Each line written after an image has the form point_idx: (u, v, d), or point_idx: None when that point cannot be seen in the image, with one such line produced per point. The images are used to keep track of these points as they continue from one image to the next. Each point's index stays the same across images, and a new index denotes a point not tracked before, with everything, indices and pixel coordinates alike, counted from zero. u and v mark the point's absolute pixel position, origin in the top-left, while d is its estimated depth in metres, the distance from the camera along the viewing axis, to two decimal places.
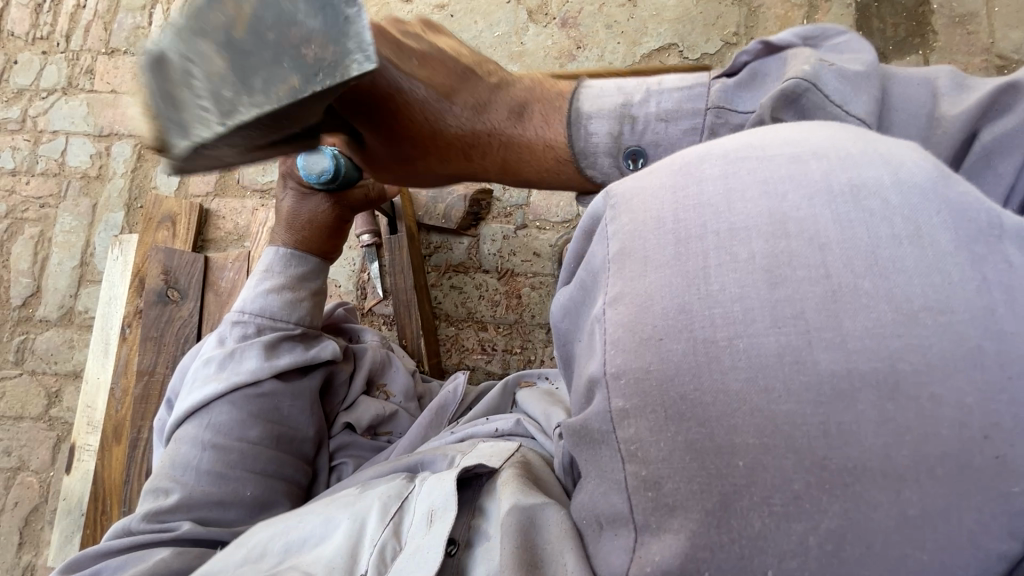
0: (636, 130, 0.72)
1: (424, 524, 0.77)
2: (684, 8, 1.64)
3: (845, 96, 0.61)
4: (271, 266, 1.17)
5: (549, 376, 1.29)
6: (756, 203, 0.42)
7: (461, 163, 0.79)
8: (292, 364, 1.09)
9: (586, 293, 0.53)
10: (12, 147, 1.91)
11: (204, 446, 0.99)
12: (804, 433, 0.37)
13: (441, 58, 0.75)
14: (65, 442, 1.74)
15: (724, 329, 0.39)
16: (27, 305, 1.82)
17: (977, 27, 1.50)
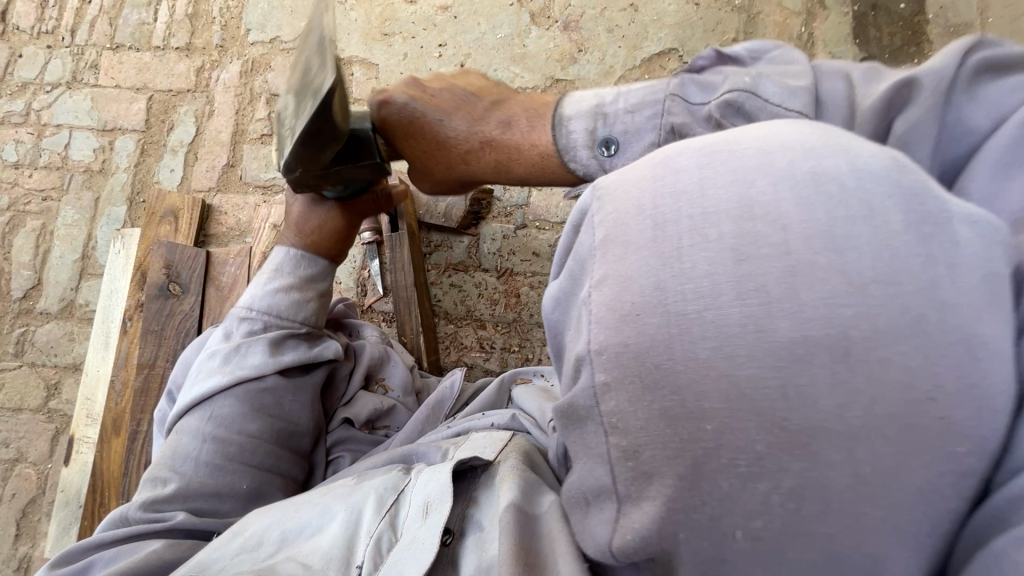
0: (606, 124, 0.77)
1: (421, 515, 0.79)
2: (684, 13, 1.66)
3: (786, 95, 0.66)
4: (281, 266, 1.16)
5: (545, 374, 1.31)
6: (725, 188, 0.42)
7: (462, 168, 0.90)
8: (295, 360, 1.10)
9: (574, 282, 0.53)
10: (16, 141, 1.92)
11: (204, 438, 1.00)
12: (763, 396, 0.39)
13: (451, 88, 0.92)
14: (63, 434, 1.75)
15: (694, 302, 0.41)
16: (27, 297, 1.83)
17: (972, 37, 1.53)
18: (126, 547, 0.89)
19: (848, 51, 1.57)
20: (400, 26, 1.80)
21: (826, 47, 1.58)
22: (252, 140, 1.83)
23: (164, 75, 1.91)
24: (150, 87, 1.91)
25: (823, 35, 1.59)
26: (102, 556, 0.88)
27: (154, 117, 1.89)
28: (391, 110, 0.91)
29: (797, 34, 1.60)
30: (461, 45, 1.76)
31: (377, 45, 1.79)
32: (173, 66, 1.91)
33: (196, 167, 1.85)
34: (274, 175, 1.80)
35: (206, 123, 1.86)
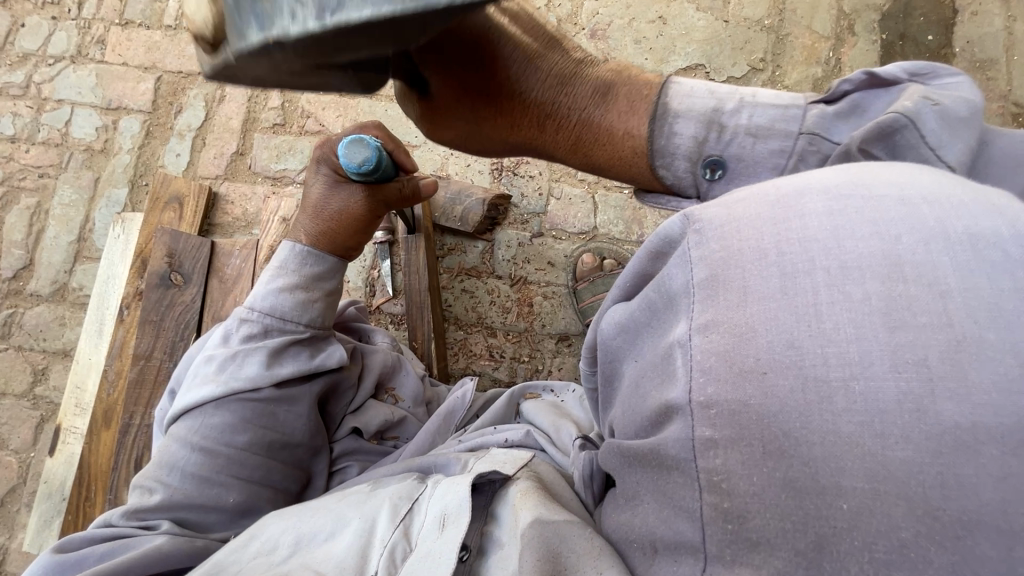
0: (721, 141, 0.72)
1: (436, 528, 0.74)
2: (713, 30, 1.65)
3: (942, 139, 0.61)
4: (286, 263, 1.09)
5: (556, 389, 1.28)
6: (868, 242, 0.43)
7: (532, 133, 0.82)
8: (294, 372, 1.03)
9: (654, 315, 0.56)
10: (14, 113, 1.84)
11: (192, 447, 0.95)
12: (918, 482, 0.36)
13: (531, 24, 0.79)
14: (48, 422, 1.68)
15: (839, 370, 0.39)
16: (19, 277, 1.76)
17: (996, 74, 1.54)
18: (119, 544, 0.86)
19: None
20: None
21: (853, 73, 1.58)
22: (263, 129, 1.78)
23: (174, 56, 1.85)
24: (159, 67, 1.84)
25: (850, 62, 1.59)
26: (94, 552, 0.85)
27: (161, 99, 1.82)
28: (464, 27, 0.72)
29: (824, 58, 1.60)
30: None
31: None
32: (184, 48, 1.85)
33: (203, 153, 1.79)
34: (284, 167, 1.75)
35: (216, 109, 1.81)
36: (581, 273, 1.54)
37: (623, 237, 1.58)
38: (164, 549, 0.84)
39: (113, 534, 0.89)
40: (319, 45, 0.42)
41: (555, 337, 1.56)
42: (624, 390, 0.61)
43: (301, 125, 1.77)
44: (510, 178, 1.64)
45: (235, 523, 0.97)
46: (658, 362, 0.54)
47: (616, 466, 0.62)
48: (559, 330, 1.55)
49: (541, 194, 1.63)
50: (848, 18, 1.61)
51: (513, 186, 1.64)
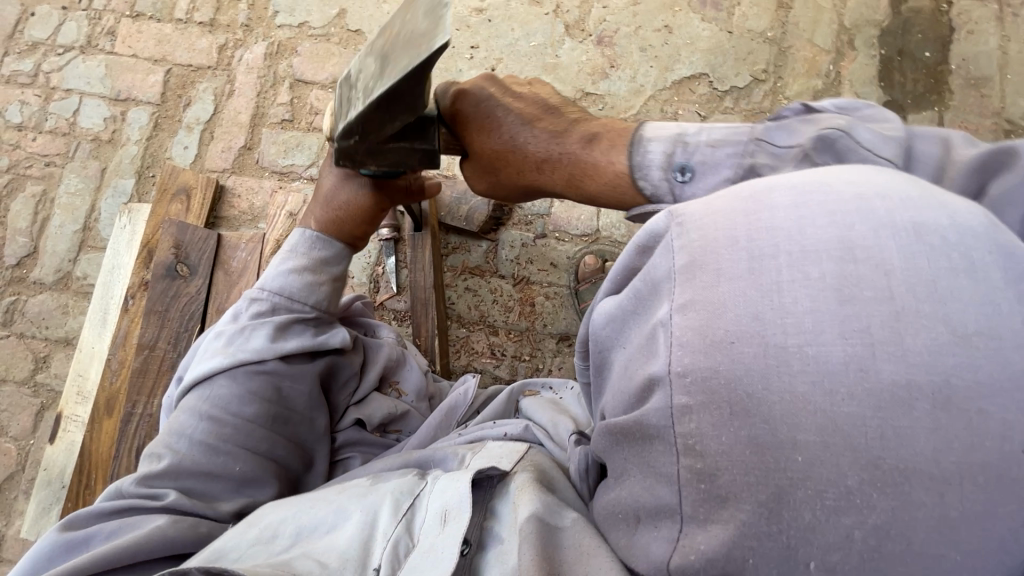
0: (686, 152, 0.73)
1: (438, 523, 0.75)
2: (717, 40, 1.68)
3: (879, 144, 0.62)
4: (297, 246, 1.10)
5: (553, 386, 1.30)
6: (827, 231, 0.44)
7: (531, 177, 0.86)
8: (300, 347, 1.05)
9: (640, 301, 0.56)
10: (22, 102, 1.85)
11: (200, 416, 0.96)
12: (862, 434, 0.39)
13: (536, 98, 0.89)
14: (48, 410, 1.68)
15: (795, 337, 0.42)
16: (22, 265, 1.76)
17: (991, 91, 1.58)
18: (125, 524, 0.87)
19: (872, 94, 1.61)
20: None
21: (852, 87, 1.62)
22: (271, 124, 1.80)
23: (184, 49, 1.86)
24: (169, 60, 1.85)
25: (850, 76, 1.63)
26: (103, 530, 0.87)
27: (170, 91, 1.84)
28: (473, 110, 0.88)
29: (825, 71, 1.64)
30: (494, 49, 1.75)
31: None
32: (194, 42, 1.86)
33: (211, 146, 1.80)
34: (291, 162, 1.77)
35: (225, 103, 1.82)
36: (583, 275, 1.56)
37: (624, 240, 1.62)
38: (164, 535, 0.85)
39: (121, 508, 0.90)
40: (366, 123, 0.78)
41: (555, 337, 1.58)
42: (615, 375, 0.61)
43: (310, 122, 1.79)
44: None
45: (241, 493, 0.96)
46: (645, 342, 0.55)
47: (603, 449, 0.63)
48: (560, 330, 1.58)
49: (545, 195, 1.66)
50: (849, 32, 1.65)
51: None
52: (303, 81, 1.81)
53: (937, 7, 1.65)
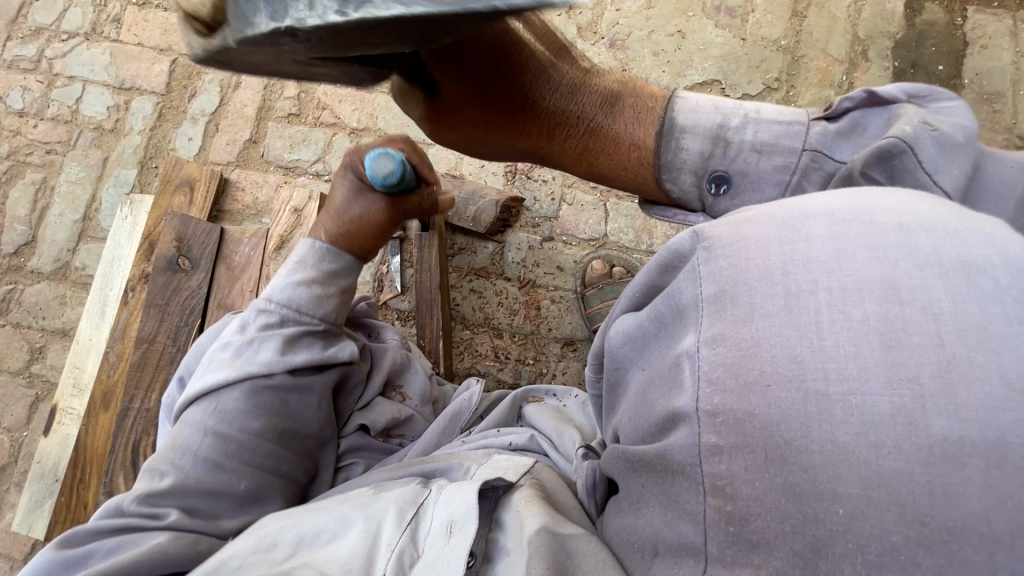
0: (727, 156, 0.77)
1: (443, 533, 0.73)
2: (730, 47, 1.67)
3: (939, 164, 0.65)
4: (305, 258, 1.09)
5: (558, 394, 1.28)
6: (868, 266, 0.45)
7: (540, 139, 0.87)
8: (308, 360, 1.02)
9: (662, 326, 0.57)
10: (24, 88, 1.83)
11: (206, 430, 0.94)
12: (908, 489, 0.37)
13: (543, 32, 0.83)
14: (43, 401, 1.65)
15: (838, 384, 0.41)
16: (20, 253, 1.74)
17: (1003, 107, 1.58)
18: (124, 543, 0.83)
19: None
20: None
21: None
22: (277, 118, 1.78)
23: None
24: (175, 50, 1.83)
25: (863, 86, 1.62)
26: (101, 547, 0.83)
27: (175, 81, 1.81)
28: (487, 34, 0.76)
29: (838, 81, 1.63)
30: None
31: None
32: None
33: (215, 139, 1.78)
34: (297, 157, 1.75)
35: (231, 95, 1.80)
36: (590, 279, 1.55)
37: (632, 246, 1.60)
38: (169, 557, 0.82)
39: (121, 525, 0.85)
40: (333, 39, 0.44)
41: (560, 342, 1.57)
42: (630, 399, 0.61)
43: (316, 116, 1.76)
44: (523, 181, 1.65)
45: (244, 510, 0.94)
46: (667, 371, 0.54)
47: (621, 472, 0.62)
48: (566, 335, 1.56)
49: (553, 198, 1.64)
50: (863, 43, 1.64)
51: (525, 190, 1.65)
52: None
53: (952, 20, 1.64)
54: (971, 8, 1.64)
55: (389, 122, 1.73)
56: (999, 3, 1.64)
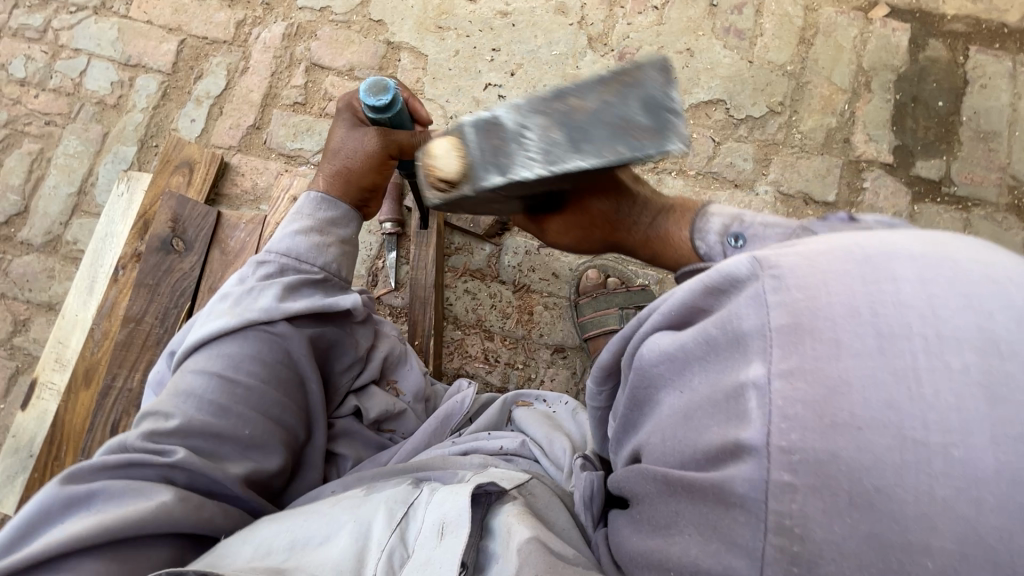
0: (740, 226, 0.81)
1: (435, 536, 0.73)
2: (737, 68, 1.69)
3: None
4: (302, 209, 1.08)
5: (548, 399, 1.28)
6: (964, 316, 0.44)
7: (619, 235, 0.96)
8: (309, 308, 1.01)
9: (713, 350, 0.54)
10: (28, 57, 1.81)
11: (211, 374, 0.91)
12: (1005, 546, 0.39)
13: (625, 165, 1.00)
14: (23, 374, 1.63)
15: (939, 435, 0.41)
16: (11, 223, 1.72)
17: (998, 146, 1.61)
18: (129, 490, 0.80)
19: (884, 137, 1.63)
20: (456, 22, 1.78)
21: (865, 128, 1.64)
22: (283, 106, 1.77)
23: (201, 21, 1.83)
24: (184, 30, 1.82)
25: (864, 117, 1.65)
26: (106, 490, 0.79)
27: (182, 62, 1.80)
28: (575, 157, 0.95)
29: (840, 110, 1.66)
30: (515, 54, 1.74)
31: (430, 37, 1.77)
32: (212, 14, 1.83)
33: (219, 122, 1.77)
34: (300, 146, 1.74)
35: (237, 79, 1.79)
36: (585, 288, 1.55)
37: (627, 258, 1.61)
38: (172, 515, 0.80)
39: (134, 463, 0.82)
40: None
41: (551, 348, 1.57)
42: (669, 418, 0.60)
43: (322, 107, 1.76)
44: None
45: (249, 466, 0.90)
46: (724, 400, 0.52)
47: (651, 491, 0.62)
48: (557, 342, 1.57)
49: None
50: (866, 74, 1.67)
51: None
52: (320, 65, 1.79)
53: (954, 58, 1.67)
54: (973, 47, 1.68)
55: None
56: (1001, 45, 1.67)
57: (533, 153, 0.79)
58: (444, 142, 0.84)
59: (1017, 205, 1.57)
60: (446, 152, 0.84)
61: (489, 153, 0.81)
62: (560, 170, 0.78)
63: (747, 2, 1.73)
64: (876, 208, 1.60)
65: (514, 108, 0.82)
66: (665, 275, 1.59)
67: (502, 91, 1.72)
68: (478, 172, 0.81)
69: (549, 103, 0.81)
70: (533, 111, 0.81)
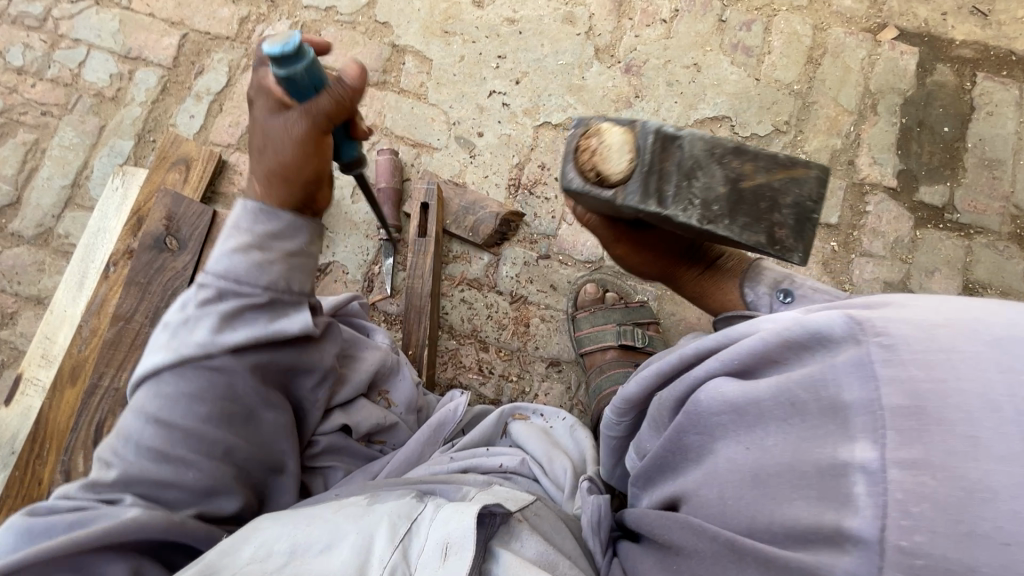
0: (791, 283, 0.90)
1: (438, 556, 0.72)
2: (744, 85, 1.68)
3: None
4: (237, 220, 0.89)
5: (545, 413, 1.25)
6: None
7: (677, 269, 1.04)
8: (248, 339, 0.87)
9: (803, 416, 0.56)
10: (26, 45, 1.79)
11: (147, 418, 0.84)
12: None
13: None
14: (8, 369, 1.59)
15: None
16: (2, 214, 1.69)
17: (1002, 175, 1.60)
18: (88, 511, 0.78)
19: (888, 160, 1.62)
20: (462, 28, 1.76)
21: (870, 151, 1.63)
22: None
23: (204, 16, 1.81)
24: (186, 25, 1.80)
25: (869, 139, 1.64)
26: (62, 520, 0.78)
27: (183, 56, 1.78)
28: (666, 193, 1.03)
29: (845, 131, 1.64)
30: (520, 62, 1.72)
31: (436, 41, 1.75)
32: (216, 10, 1.81)
33: (218, 119, 1.75)
34: None
35: (239, 77, 1.77)
36: (582, 302, 1.54)
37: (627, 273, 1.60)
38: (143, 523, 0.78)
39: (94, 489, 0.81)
40: None
41: (547, 362, 1.55)
42: (748, 483, 0.60)
43: None
44: (525, 196, 1.64)
45: (202, 501, 0.88)
46: (824, 475, 0.52)
47: (703, 547, 0.63)
48: (553, 355, 1.55)
49: (554, 216, 1.63)
50: (873, 96, 1.66)
51: (527, 205, 1.64)
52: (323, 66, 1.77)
53: (961, 84, 1.67)
54: (981, 74, 1.67)
55: (397, 122, 1.71)
56: (1008, 72, 1.67)
57: (692, 198, 0.83)
58: (622, 135, 0.85)
59: (1020, 234, 1.57)
60: (620, 147, 0.85)
61: (653, 174, 0.84)
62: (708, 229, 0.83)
63: (756, 19, 1.72)
64: (878, 232, 1.59)
65: (699, 141, 0.83)
66: (664, 292, 1.58)
67: (506, 99, 1.70)
68: (635, 186, 0.84)
69: (730, 157, 0.84)
70: (713, 156, 0.83)
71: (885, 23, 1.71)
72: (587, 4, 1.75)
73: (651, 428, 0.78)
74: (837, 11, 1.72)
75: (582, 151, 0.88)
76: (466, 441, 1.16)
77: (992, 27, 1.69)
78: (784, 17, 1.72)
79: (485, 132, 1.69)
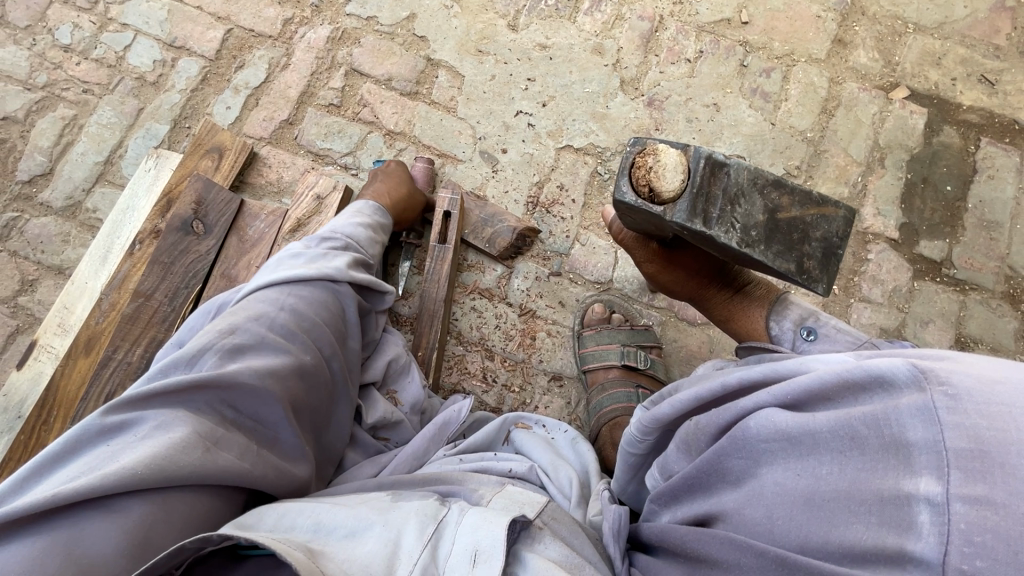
0: (817, 321, 1.03)
1: (467, 562, 0.75)
2: (760, 128, 1.76)
3: None
4: (362, 211, 1.41)
5: (547, 424, 1.30)
6: None
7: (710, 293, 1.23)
8: (365, 281, 1.24)
9: (859, 446, 0.61)
10: (75, 25, 1.86)
11: (286, 309, 1.04)
12: None
13: None
14: (22, 334, 1.62)
15: None
16: (33, 183, 1.74)
17: (999, 236, 1.67)
18: (168, 426, 0.79)
19: (892, 214, 1.69)
20: (497, 49, 1.84)
21: (875, 203, 1.70)
22: (318, 105, 1.81)
23: (250, 14, 1.88)
24: (232, 21, 1.87)
25: (875, 190, 1.71)
26: (154, 418, 0.80)
27: (226, 50, 1.85)
28: None
29: (853, 181, 1.72)
30: (549, 86, 1.80)
31: (469, 59, 1.83)
32: (262, 9, 1.89)
33: (253, 112, 1.81)
34: (329, 146, 1.78)
35: (277, 74, 1.83)
36: (589, 321, 1.59)
37: (634, 297, 1.65)
38: (215, 461, 0.79)
39: (197, 384, 0.84)
40: None
41: (549, 375, 1.59)
42: (803, 507, 0.64)
43: (356, 112, 1.81)
44: (543, 214, 1.70)
45: (309, 388, 0.98)
46: (885, 505, 0.57)
47: (748, 562, 0.67)
48: (556, 369, 1.59)
49: (568, 235, 1.69)
50: (881, 150, 1.74)
51: (544, 222, 1.69)
52: (359, 71, 1.84)
53: (966, 147, 1.75)
54: (985, 139, 1.75)
55: (425, 132, 1.78)
56: (1011, 140, 1.74)
57: (734, 222, 0.90)
58: (676, 157, 0.91)
59: (1012, 295, 1.63)
60: (674, 168, 0.91)
61: (701, 196, 0.90)
62: (746, 252, 0.90)
63: (776, 67, 1.81)
64: (878, 279, 1.65)
65: (746, 171, 0.90)
66: (668, 318, 1.63)
67: (532, 119, 1.77)
68: (684, 205, 0.90)
69: (771, 189, 0.91)
70: (756, 186, 0.91)
71: (897, 83, 1.80)
72: (617, 37, 1.84)
73: (682, 450, 0.83)
74: (853, 67, 1.81)
75: (637, 168, 0.94)
76: (469, 443, 1.20)
77: (998, 95, 1.78)
78: (803, 68, 1.80)
79: (509, 150, 1.75)
